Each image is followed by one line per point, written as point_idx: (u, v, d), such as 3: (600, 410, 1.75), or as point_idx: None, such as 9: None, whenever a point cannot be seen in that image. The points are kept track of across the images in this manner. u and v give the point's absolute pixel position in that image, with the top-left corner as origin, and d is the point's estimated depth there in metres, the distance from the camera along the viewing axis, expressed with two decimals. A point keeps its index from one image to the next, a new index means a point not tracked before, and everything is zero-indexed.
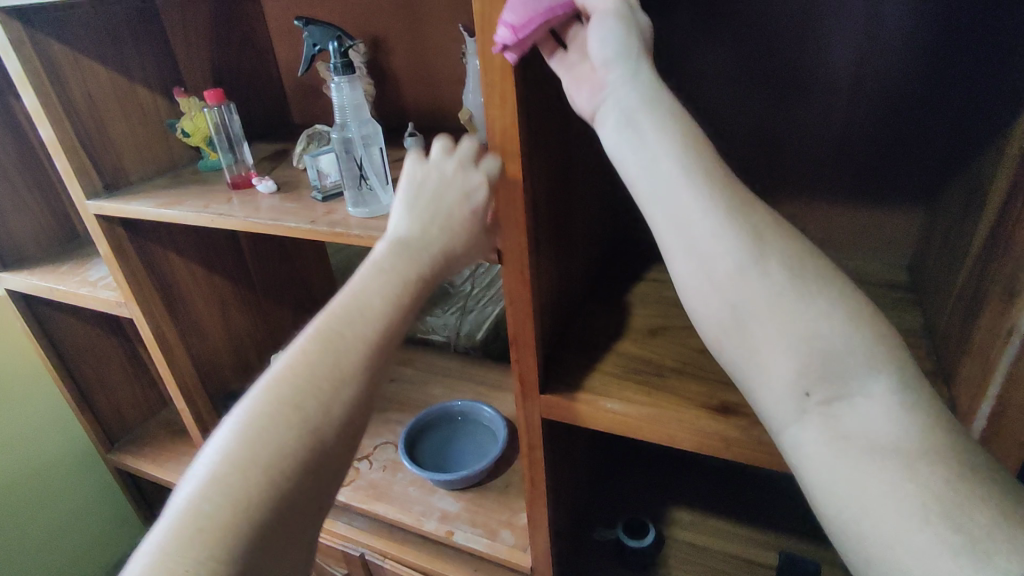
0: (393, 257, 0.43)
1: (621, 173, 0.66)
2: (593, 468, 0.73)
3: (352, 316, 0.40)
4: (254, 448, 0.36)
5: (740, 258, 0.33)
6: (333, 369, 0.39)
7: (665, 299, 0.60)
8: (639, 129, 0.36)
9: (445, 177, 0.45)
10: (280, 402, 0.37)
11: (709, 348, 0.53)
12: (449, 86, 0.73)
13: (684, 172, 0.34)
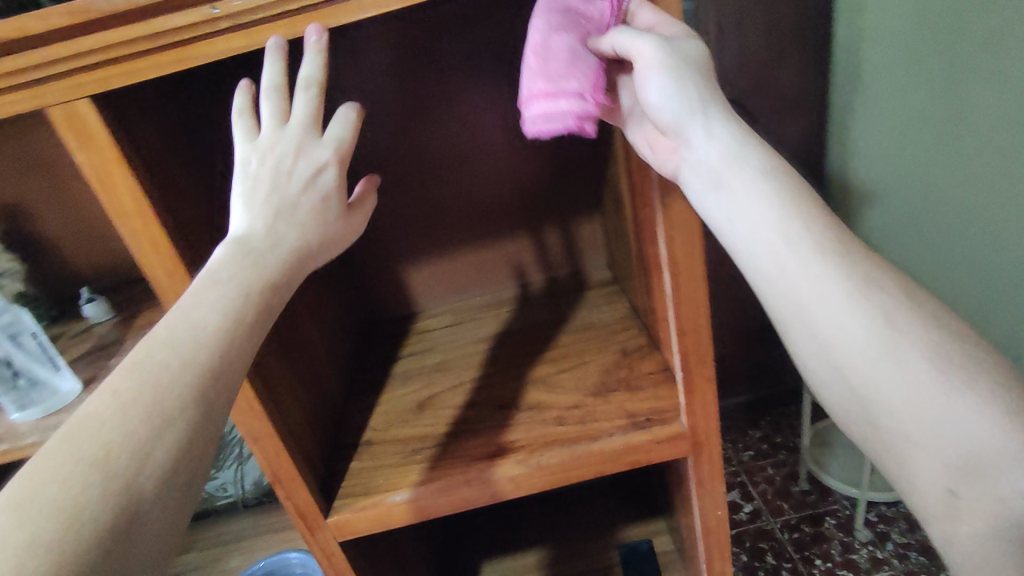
0: (246, 258, 0.46)
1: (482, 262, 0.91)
2: (427, 556, 0.92)
3: (212, 320, 0.43)
4: (75, 441, 0.36)
5: (839, 290, 0.41)
6: (175, 371, 0.40)
7: (541, 351, 0.75)
8: (735, 205, 0.45)
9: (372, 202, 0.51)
10: (204, 343, 0.42)
11: (628, 374, 0.67)
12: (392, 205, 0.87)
13: (816, 256, 0.42)
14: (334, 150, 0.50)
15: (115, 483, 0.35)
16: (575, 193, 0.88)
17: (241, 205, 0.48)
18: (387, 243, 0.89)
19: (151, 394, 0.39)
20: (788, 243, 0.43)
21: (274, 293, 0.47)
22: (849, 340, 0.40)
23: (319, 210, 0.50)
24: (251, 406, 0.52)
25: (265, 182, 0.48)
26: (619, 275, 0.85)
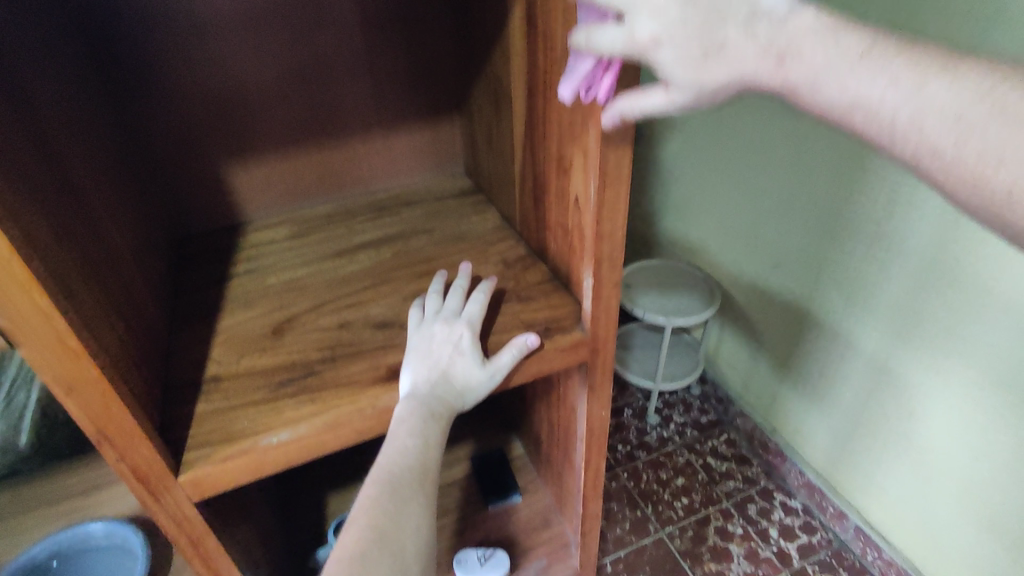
0: (419, 398, 0.51)
1: (323, 168, 0.79)
2: (275, 508, 0.83)
3: (409, 433, 0.49)
4: (363, 557, 0.43)
5: (891, 93, 0.37)
6: (399, 489, 0.47)
7: (410, 265, 0.68)
8: (785, 60, 0.37)
9: (427, 339, 0.54)
10: (411, 465, 0.49)
11: (513, 281, 0.64)
12: (185, 84, 0.67)
13: (855, 65, 0.37)
14: (468, 319, 0.56)
15: None
16: (433, 85, 0.78)
17: (410, 371, 0.52)
18: (200, 130, 0.70)
19: (390, 512, 0.46)
20: (843, 81, 0.37)
21: (428, 477, 0.49)
22: (914, 130, 0.37)
23: (462, 365, 0.53)
24: (65, 350, 0.37)
25: (424, 352, 0.53)
26: (485, 183, 0.80)
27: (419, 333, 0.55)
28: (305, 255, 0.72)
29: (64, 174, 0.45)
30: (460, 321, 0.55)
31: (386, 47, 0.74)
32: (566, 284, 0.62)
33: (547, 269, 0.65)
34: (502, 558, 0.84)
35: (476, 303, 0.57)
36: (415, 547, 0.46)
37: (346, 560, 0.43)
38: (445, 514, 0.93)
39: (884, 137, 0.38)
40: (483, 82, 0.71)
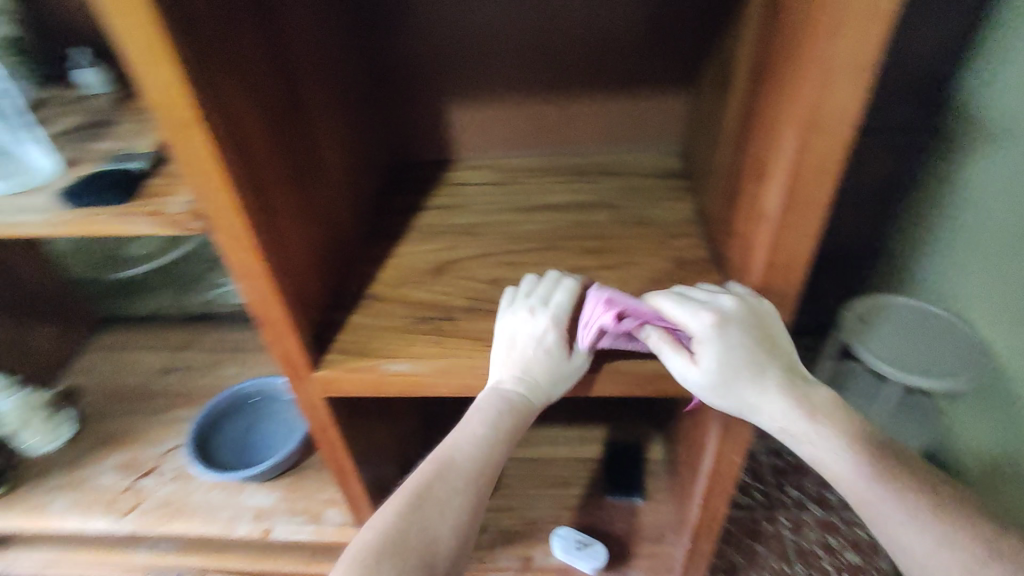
0: (495, 392, 0.51)
1: (534, 121, 0.79)
2: (418, 418, 0.92)
3: (481, 424, 0.51)
4: (402, 524, 0.48)
5: (832, 445, 0.49)
6: (457, 472, 0.51)
7: (582, 238, 0.66)
8: (797, 434, 0.49)
9: (511, 334, 0.51)
10: (473, 454, 0.51)
11: (676, 285, 0.58)
12: (425, 18, 0.71)
13: (830, 422, 0.49)
14: (557, 314, 0.52)
15: (416, 559, 0.47)
16: (667, 52, 0.72)
17: (492, 362, 0.51)
18: (434, 68, 0.75)
19: (439, 491, 0.50)
20: (814, 433, 0.49)
21: (478, 479, 0.51)
22: (837, 472, 0.49)
23: (546, 364, 0.51)
24: (245, 245, 0.44)
25: (508, 344, 0.51)
26: (694, 169, 0.72)
27: (505, 325, 0.52)
28: (490, 203, 0.74)
29: (296, 92, 0.53)
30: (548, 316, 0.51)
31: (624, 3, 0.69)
32: None
33: (719, 283, 0.58)
34: (600, 552, 0.83)
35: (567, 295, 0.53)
36: (453, 531, 0.49)
37: (386, 520, 0.49)
38: (562, 486, 0.93)
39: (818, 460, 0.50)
40: (718, 57, 0.63)
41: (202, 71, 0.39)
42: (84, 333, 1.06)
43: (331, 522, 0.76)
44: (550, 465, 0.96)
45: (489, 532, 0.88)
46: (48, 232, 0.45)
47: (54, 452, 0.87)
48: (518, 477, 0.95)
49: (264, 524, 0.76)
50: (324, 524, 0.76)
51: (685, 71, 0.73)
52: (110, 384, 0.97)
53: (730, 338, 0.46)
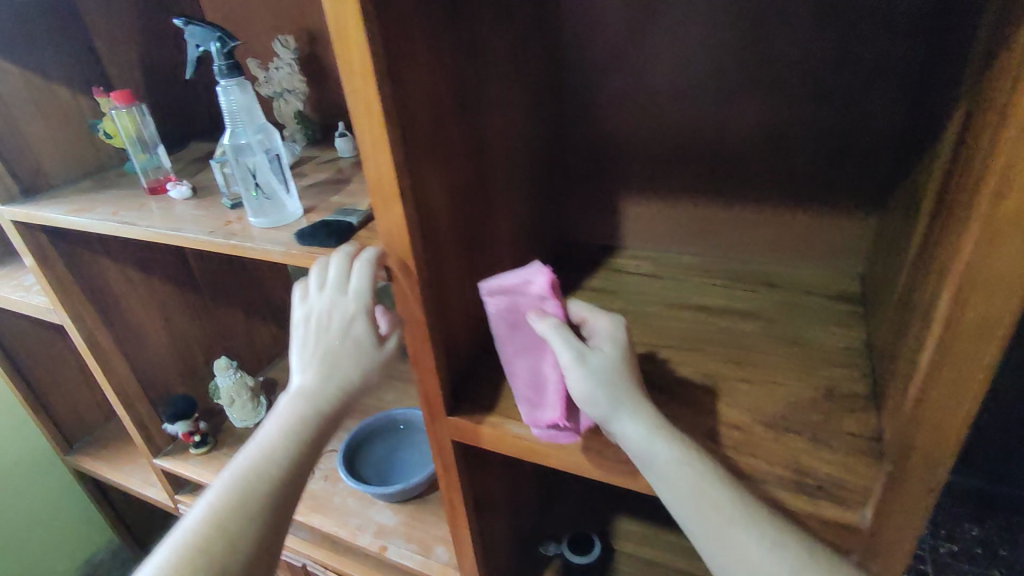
0: (301, 387, 0.56)
1: (704, 222, 0.80)
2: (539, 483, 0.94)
3: (291, 422, 0.55)
4: (217, 517, 0.51)
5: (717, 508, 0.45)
6: (273, 471, 0.54)
7: (727, 344, 0.65)
8: (663, 469, 0.47)
9: (318, 323, 0.55)
10: (285, 456, 0.54)
11: (817, 415, 0.55)
12: (613, 118, 0.78)
13: (705, 491, 0.46)
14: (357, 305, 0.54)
15: (222, 556, 0.50)
16: (858, 172, 0.69)
17: (301, 347, 0.56)
18: (616, 164, 0.81)
19: (250, 489, 0.52)
20: (685, 496, 0.46)
21: (293, 464, 0.54)
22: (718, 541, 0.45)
23: (354, 355, 0.55)
24: (413, 284, 0.53)
25: (315, 334, 0.55)
26: (870, 295, 0.67)
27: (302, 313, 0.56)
28: (642, 293, 0.76)
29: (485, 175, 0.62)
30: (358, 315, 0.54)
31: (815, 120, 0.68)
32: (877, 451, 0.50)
33: (869, 425, 0.53)
34: None
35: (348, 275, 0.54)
36: (260, 529, 0.52)
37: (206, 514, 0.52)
38: None
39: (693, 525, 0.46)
40: (910, 186, 0.59)
41: (412, 159, 0.49)
42: None
43: (437, 558, 0.81)
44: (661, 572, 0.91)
45: None
46: (280, 258, 0.58)
47: (250, 429, 1.06)
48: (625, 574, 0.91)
49: (382, 540, 0.84)
50: (431, 558, 0.81)
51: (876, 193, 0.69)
52: None
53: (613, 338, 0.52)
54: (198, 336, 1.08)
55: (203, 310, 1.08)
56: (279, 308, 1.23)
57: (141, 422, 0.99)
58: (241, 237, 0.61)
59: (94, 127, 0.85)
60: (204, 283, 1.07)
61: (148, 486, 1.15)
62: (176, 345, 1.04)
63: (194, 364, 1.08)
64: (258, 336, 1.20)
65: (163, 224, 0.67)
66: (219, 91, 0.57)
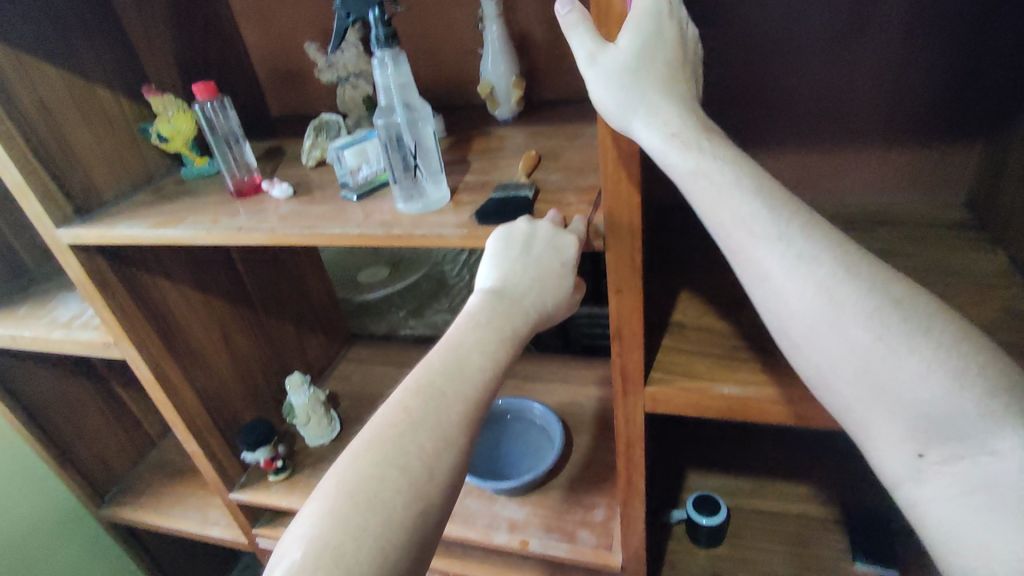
0: (489, 306, 0.50)
1: (805, 171, 0.81)
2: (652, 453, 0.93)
3: (476, 340, 0.48)
4: (404, 442, 0.44)
5: (806, 284, 0.42)
6: (462, 396, 0.46)
7: None
8: (687, 180, 0.44)
9: (525, 241, 0.50)
10: (473, 382, 0.47)
11: (1008, 335, 0.57)
12: (716, 74, 0.78)
13: (821, 280, 0.41)
14: (575, 232, 0.51)
15: (415, 483, 0.43)
16: (967, 108, 0.72)
17: (493, 263, 0.51)
18: (710, 122, 0.81)
19: (435, 415, 0.45)
20: (774, 288, 0.43)
21: (485, 393, 0.47)
22: (794, 313, 0.43)
23: (558, 275, 0.51)
24: (628, 265, 0.51)
25: (518, 251, 0.50)
26: (995, 222, 0.70)
27: (504, 239, 0.51)
28: None
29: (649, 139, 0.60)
30: (567, 233, 0.50)
31: (928, 59, 0.70)
32: None
33: None
34: None
35: (555, 218, 0.52)
36: (453, 460, 0.45)
37: (381, 439, 0.44)
38: (796, 544, 0.89)
39: (780, 312, 0.44)
40: None
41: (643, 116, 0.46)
42: (339, 345, 1.22)
43: (585, 543, 0.78)
44: (781, 520, 0.92)
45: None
46: (459, 243, 0.53)
47: (328, 446, 0.99)
48: (747, 528, 0.92)
49: (520, 535, 0.81)
50: (579, 544, 0.78)
51: (983, 124, 0.73)
52: (363, 392, 1.10)
53: (663, 38, 0.45)
54: (254, 355, 0.99)
55: (257, 326, 1.00)
56: (323, 316, 1.16)
57: (215, 455, 0.90)
58: (403, 226, 0.55)
59: (145, 130, 0.74)
60: (255, 297, 0.99)
61: (210, 527, 1.05)
62: (236, 367, 0.95)
63: (254, 386, 0.99)
64: (308, 347, 1.12)
65: (286, 224, 0.60)
66: (378, 63, 0.55)
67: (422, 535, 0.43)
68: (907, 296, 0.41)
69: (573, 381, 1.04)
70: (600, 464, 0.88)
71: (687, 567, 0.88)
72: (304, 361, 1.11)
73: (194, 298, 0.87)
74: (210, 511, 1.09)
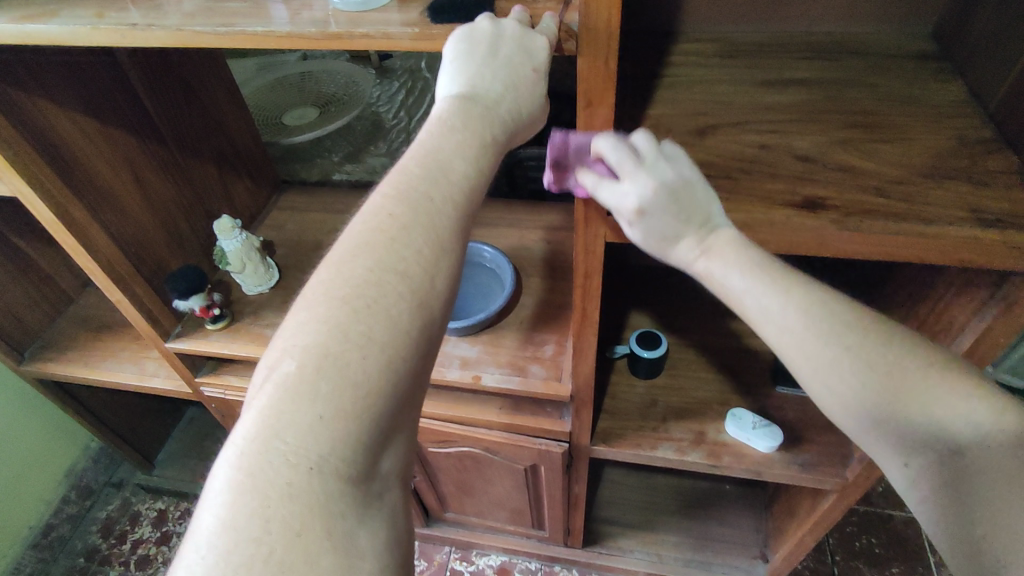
0: (460, 112, 0.45)
1: None
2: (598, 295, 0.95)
3: (454, 145, 0.43)
4: (391, 249, 0.40)
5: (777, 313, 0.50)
6: (450, 203, 0.42)
7: (844, 109, 0.65)
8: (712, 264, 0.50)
9: (490, 40, 0.44)
10: (459, 188, 0.43)
11: (959, 164, 0.57)
12: None
13: (793, 303, 0.50)
14: (544, 36, 0.45)
15: (416, 292, 0.39)
16: None
17: (456, 70, 0.45)
18: None
19: (428, 223, 0.41)
20: (770, 321, 0.50)
21: (470, 203, 0.43)
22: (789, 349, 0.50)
23: (530, 83, 0.46)
24: (602, 71, 0.46)
25: (484, 52, 0.44)
26: (960, 50, 0.68)
27: (464, 41, 0.44)
28: (730, 73, 0.72)
29: None
30: (533, 35, 0.45)
31: None
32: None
33: (1006, 166, 0.57)
34: (777, 433, 0.86)
35: (515, 17, 0.46)
36: (451, 269, 0.41)
37: (367, 248, 0.40)
38: (725, 372, 0.96)
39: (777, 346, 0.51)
40: None
41: None
42: (269, 192, 1.13)
43: (535, 376, 0.81)
44: (715, 352, 0.99)
45: (659, 403, 0.93)
46: (409, 45, 0.46)
47: (268, 294, 0.95)
48: (683, 360, 0.98)
49: (472, 371, 0.82)
50: (529, 377, 0.81)
51: None
52: (302, 240, 1.04)
53: (670, 187, 0.48)
54: (172, 198, 0.89)
55: (172, 167, 0.89)
56: (249, 158, 1.05)
57: (142, 304, 0.84)
58: (340, 24, 0.47)
59: None
60: (165, 132, 0.87)
61: (149, 379, 1.02)
62: (153, 211, 0.86)
63: (178, 233, 0.91)
64: (234, 192, 1.03)
65: (195, 21, 0.50)
66: None
67: (426, 345, 0.40)
68: (916, 360, 0.48)
69: (522, 225, 1.01)
70: (549, 305, 0.89)
71: (627, 396, 0.94)
72: (232, 207, 1.03)
73: (86, 127, 0.75)
74: (147, 364, 1.05)
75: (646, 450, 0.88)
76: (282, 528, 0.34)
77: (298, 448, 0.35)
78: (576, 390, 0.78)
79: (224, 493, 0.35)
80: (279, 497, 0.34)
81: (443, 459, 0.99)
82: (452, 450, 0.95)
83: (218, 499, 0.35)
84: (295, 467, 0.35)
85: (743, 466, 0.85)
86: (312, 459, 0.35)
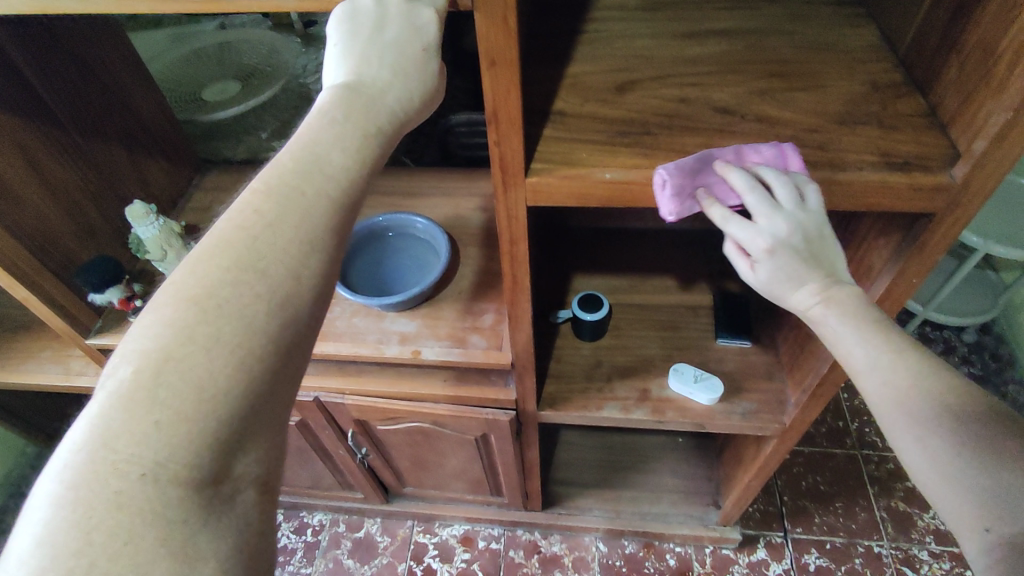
0: (340, 100, 0.43)
1: None
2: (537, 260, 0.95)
3: (331, 134, 0.42)
4: (251, 246, 0.38)
5: (857, 351, 0.51)
6: (315, 193, 0.41)
7: (763, 58, 0.65)
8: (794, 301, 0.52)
9: (378, 15, 0.45)
10: (327, 179, 0.41)
11: (870, 109, 0.58)
12: None
13: (867, 326, 0.51)
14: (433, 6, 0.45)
15: (278, 293, 0.38)
16: None
17: (345, 51, 0.45)
18: None
19: (296, 220, 0.40)
20: (850, 351, 0.52)
21: (347, 193, 0.42)
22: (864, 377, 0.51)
23: (422, 64, 0.45)
24: (503, 25, 0.44)
25: (371, 28, 0.45)
26: None
27: (352, 17, 0.45)
28: (650, 26, 0.71)
29: None
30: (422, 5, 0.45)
31: None
32: (933, 133, 0.55)
33: (915, 109, 0.58)
34: (717, 385, 0.88)
35: None
36: (320, 268, 0.40)
37: (230, 246, 0.38)
38: (667, 328, 0.97)
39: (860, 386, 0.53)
40: None
41: None
42: (190, 173, 1.07)
43: (475, 346, 0.80)
44: (657, 310, 1.00)
45: (604, 364, 0.94)
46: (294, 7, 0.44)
47: None
48: (626, 320, 0.99)
49: (412, 346, 0.81)
50: (470, 347, 0.80)
51: None
52: None
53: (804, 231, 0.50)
54: (77, 183, 0.83)
55: (74, 149, 0.83)
56: (162, 137, 0.99)
57: (53, 299, 0.79)
58: None
59: None
60: (63, 112, 0.81)
61: (75, 378, 0.97)
62: (57, 198, 0.80)
63: (88, 220, 0.85)
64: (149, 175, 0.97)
65: None
66: None
67: (289, 348, 0.39)
68: (950, 381, 0.49)
69: (458, 194, 0.99)
70: (487, 273, 0.88)
71: (571, 359, 0.95)
72: (147, 191, 0.97)
73: None
74: (71, 362, 1.00)
75: (592, 411, 0.89)
76: (104, 539, 0.32)
77: (129, 455, 0.33)
78: (516, 358, 0.77)
79: (42, 506, 0.32)
80: (105, 507, 0.32)
81: (394, 436, 0.98)
82: (401, 427, 0.94)
83: (40, 511, 0.32)
84: (122, 475, 0.33)
85: (685, 419, 0.87)
86: (145, 466, 0.33)
